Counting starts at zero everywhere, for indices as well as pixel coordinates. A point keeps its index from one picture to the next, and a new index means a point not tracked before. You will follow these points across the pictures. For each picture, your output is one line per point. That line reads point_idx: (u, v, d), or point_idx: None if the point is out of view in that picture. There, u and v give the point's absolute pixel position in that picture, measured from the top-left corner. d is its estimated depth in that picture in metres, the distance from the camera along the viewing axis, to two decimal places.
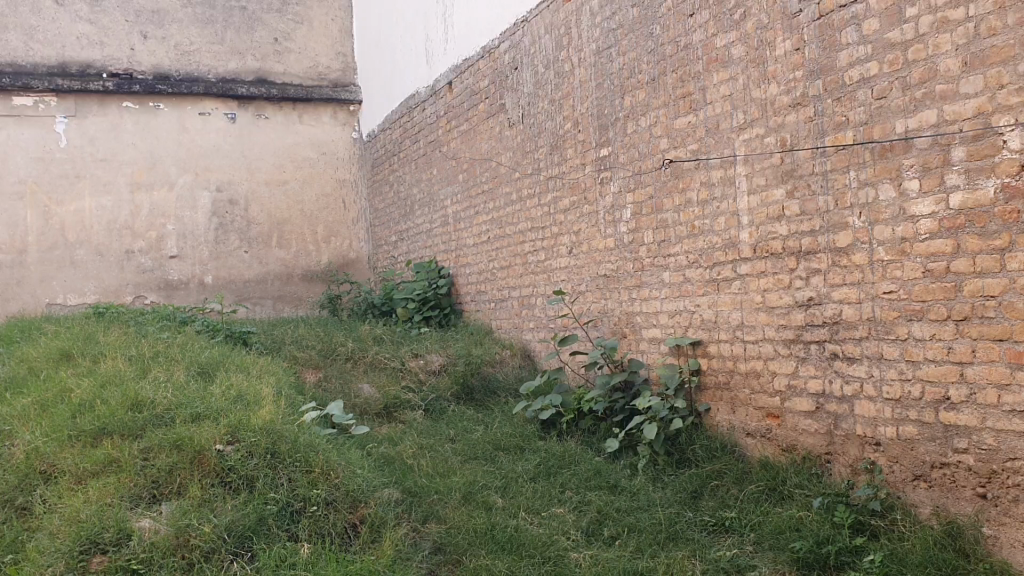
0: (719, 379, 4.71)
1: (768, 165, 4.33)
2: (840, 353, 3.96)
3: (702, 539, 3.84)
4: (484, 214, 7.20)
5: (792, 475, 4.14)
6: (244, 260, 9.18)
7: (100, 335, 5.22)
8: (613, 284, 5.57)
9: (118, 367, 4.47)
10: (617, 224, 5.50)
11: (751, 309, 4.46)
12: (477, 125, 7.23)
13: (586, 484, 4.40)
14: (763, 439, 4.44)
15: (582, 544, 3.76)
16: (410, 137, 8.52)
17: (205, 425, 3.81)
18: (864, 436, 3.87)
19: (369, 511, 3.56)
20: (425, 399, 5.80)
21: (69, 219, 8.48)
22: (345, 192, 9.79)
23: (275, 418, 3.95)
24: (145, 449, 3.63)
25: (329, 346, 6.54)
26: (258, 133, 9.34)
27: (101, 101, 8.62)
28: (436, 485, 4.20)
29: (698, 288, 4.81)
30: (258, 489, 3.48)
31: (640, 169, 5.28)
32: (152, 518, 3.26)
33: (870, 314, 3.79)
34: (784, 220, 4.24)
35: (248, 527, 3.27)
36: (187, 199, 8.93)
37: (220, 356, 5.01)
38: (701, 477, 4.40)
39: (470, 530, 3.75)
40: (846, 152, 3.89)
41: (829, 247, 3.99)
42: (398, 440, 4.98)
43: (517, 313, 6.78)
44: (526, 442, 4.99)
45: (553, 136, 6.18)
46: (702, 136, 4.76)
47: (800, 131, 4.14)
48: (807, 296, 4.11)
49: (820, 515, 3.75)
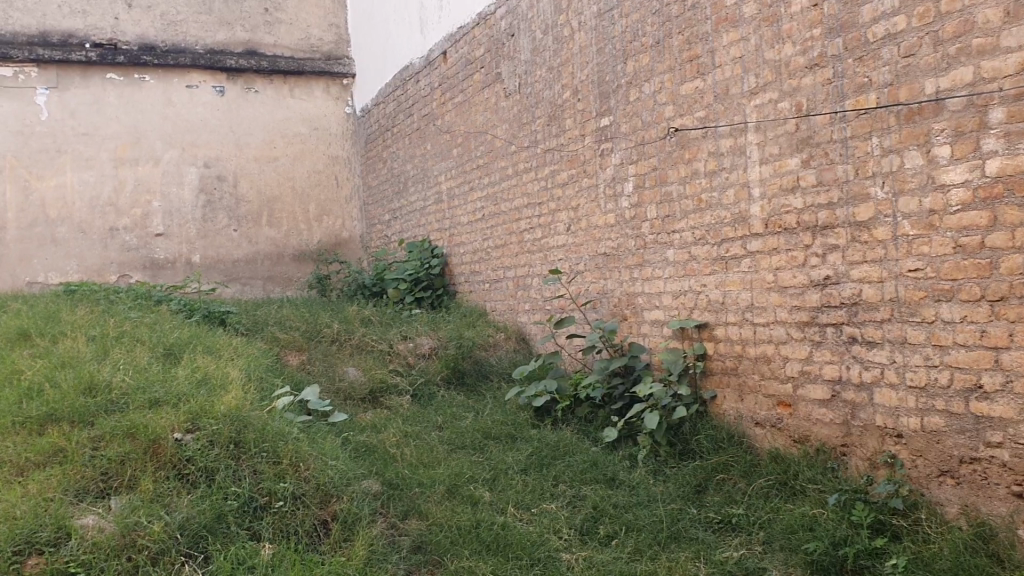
0: (726, 364, 4.38)
1: (782, 132, 3.99)
2: (859, 336, 3.63)
3: (707, 539, 3.52)
4: (479, 189, 6.86)
5: (805, 468, 3.82)
6: (233, 239, 8.84)
7: (64, 314, 4.89)
8: (614, 263, 5.23)
9: (76, 348, 4.15)
10: (619, 198, 5.16)
11: (762, 289, 4.12)
12: (473, 96, 6.88)
13: (581, 477, 4.07)
14: (774, 430, 4.12)
15: (575, 543, 3.43)
16: (404, 111, 8.17)
17: (164, 411, 3.49)
18: (885, 427, 3.54)
19: (340, 507, 3.25)
20: (413, 383, 5.46)
21: (50, 195, 8.14)
22: (337, 169, 9.43)
23: (242, 405, 3.63)
24: (96, 438, 3.32)
25: (313, 328, 6.21)
26: (248, 107, 8.98)
27: (84, 72, 8.28)
28: (419, 478, 3.88)
29: (704, 267, 4.48)
30: (218, 483, 3.16)
31: (643, 139, 4.93)
32: (97, 515, 2.94)
33: (893, 294, 3.46)
34: (799, 192, 3.90)
35: (204, 526, 2.95)
36: (173, 174, 8.59)
37: (191, 337, 4.69)
38: (705, 470, 4.07)
39: (453, 527, 3.43)
40: (868, 117, 3.54)
41: (849, 221, 3.65)
42: (381, 428, 4.66)
43: (513, 294, 6.45)
44: (518, 431, 4.67)
45: (551, 106, 5.83)
46: (710, 103, 4.42)
47: (817, 94, 3.80)
48: (823, 275, 3.78)
49: (836, 514, 3.43)
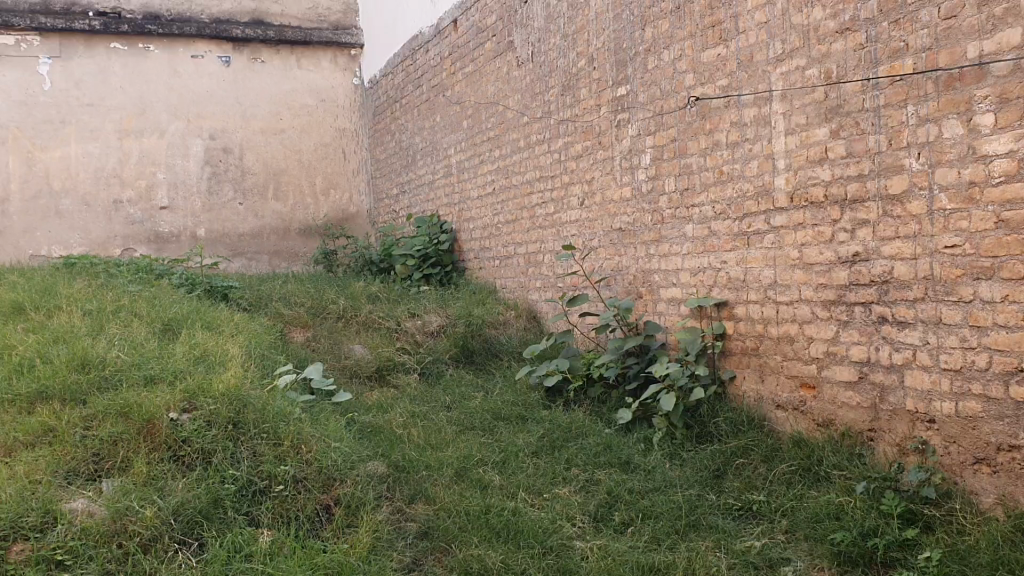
0: (746, 344, 4.20)
1: (810, 101, 3.79)
2: (889, 316, 3.45)
3: (727, 527, 3.36)
4: (489, 162, 6.67)
5: (830, 454, 3.65)
6: (239, 212, 8.67)
7: (61, 287, 4.75)
8: (629, 239, 5.05)
9: (72, 323, 4.00)
10: (635, 171, 4.97)
11: (786, 266, 3.94)
12: (484, 66, 6.67)
13: (594, 460, 3.91)
14: (796, 413, 3.95)
15: (590, 531, 3.27)
16: (413, 82, 7.96)
17: (160, 390, 3.33)
18: (916, 412, 3.37)
19: (343, 491, 3.10)
20: (421, 361, 5.30)
21: (53, 167, 7.98)
22: (345, 142, 9.22)
23: (242, 384, 3.47)
24: (88, 417, 3.17)
25: (319, 304, 6.05)
26: (254, 77, 8.78)
27: (88, 41, 8.09)
28: (426, 461, 3.73)
29: (724, 242, 4.29)
30: (215, 466, 3.01)
31: (662, 109, 4.73)
32: (88, 499, 2.79)
33: (927, 271, 3.27)
34: (827, 164, 3.71)
35: (199, 511, 2.80)
36: (178, 146, 8.41)
37: (190, 312, 4.53)
38: (724, 454, 3.90)
39: (462, 513, 3.27)
40: (903, 84, 3.34)
41: (880, 195, 3.46)
42: (388, 407, 4.50)
43: (524, 271, 6.27)
44: (528, 411, 4.51)
45: (566, 76, 5.63)
46: (733, 70, 4.22)
47: (848, 60, 3.59)
48: (852, 252, 3.59)
49: (865, 503, 3.25)
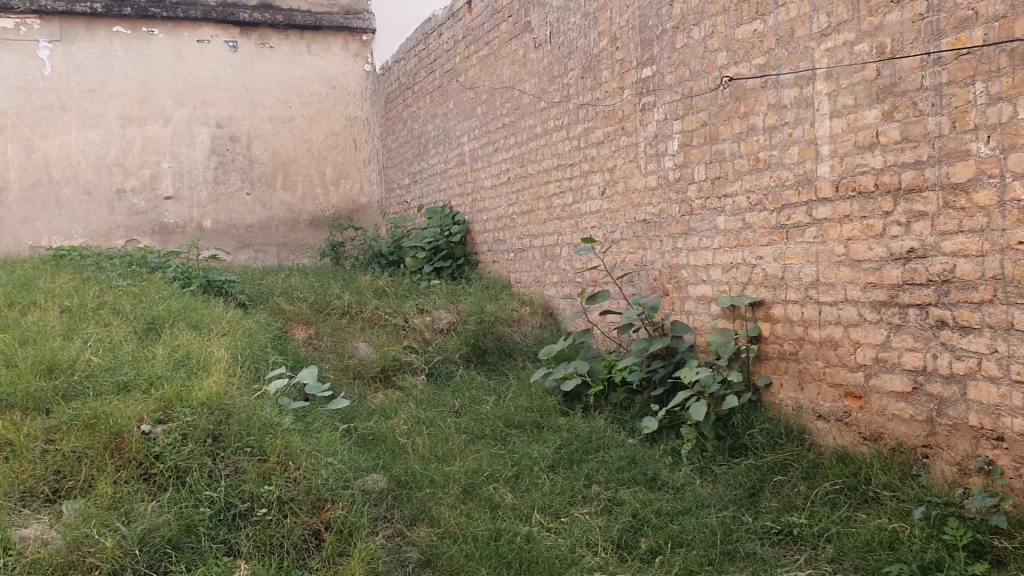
0: (783, 348, 3.83)
1: (859, 80, 3.40)
2: (949, 320, 3.07)
3: (766, 554, 2.99)
4: (504, 151, 6.31)
5: (879, 472, 3.28)
6: (246, 203, 8.35)
7: (41, 281, 4.43)
8: (654, 232, 4.68)
9: (47, 322, 3.68)
10: (661, 158, 4.59)
11: (830, 263, 3.56)
12: (499, 49, 6.31)
13: (617, 476, 3.55)
14: (840, 424, 3.57)
15: (614, 561, 2.91)
16: (425, 67, 7.59)
17: (133, 398, 3.01)
18: (981, 429, 2.99)
19: (336, 514, 2.75)
20: (429, 360, 4.95)
21: (53, 155, 7.68)
22: (355, 130, 8.87)
23: (225, 392, 3.14)
24: (51, 429, 2.85)
25: (323, 299, 5.72)
26: (262, 63, 8.42)
27: (90, 25, 7.76)
28: (429, 475, 3.39)
29: (760, 236, 3.92)
30: (189, 487, 2.67)
31: (691, 91, 4.35)
32: (43, 525, 2.46)
33: (996, 270, 2.89)
34: (878, 149, 3.33)
35: (168, 541, 2.46)
36: (183, 134, 8.08)
37: (179, 309, 4.20)
38: (759, 470, 3.53)
39: (469, 539, 2.93)
40: (971, 59, 2.95)
41: (940, 183, 3.08)
42: (392, 412, 4.16)
43: (540, 265, 5.91)
44: (544, 419, 4.15)
45: (586, 57, 5.25)
46: (771, 48, 3.84)
47: (904, 33, 3.20)
48: (906, 247, 3.21)
49: (923, 532, 2.88)
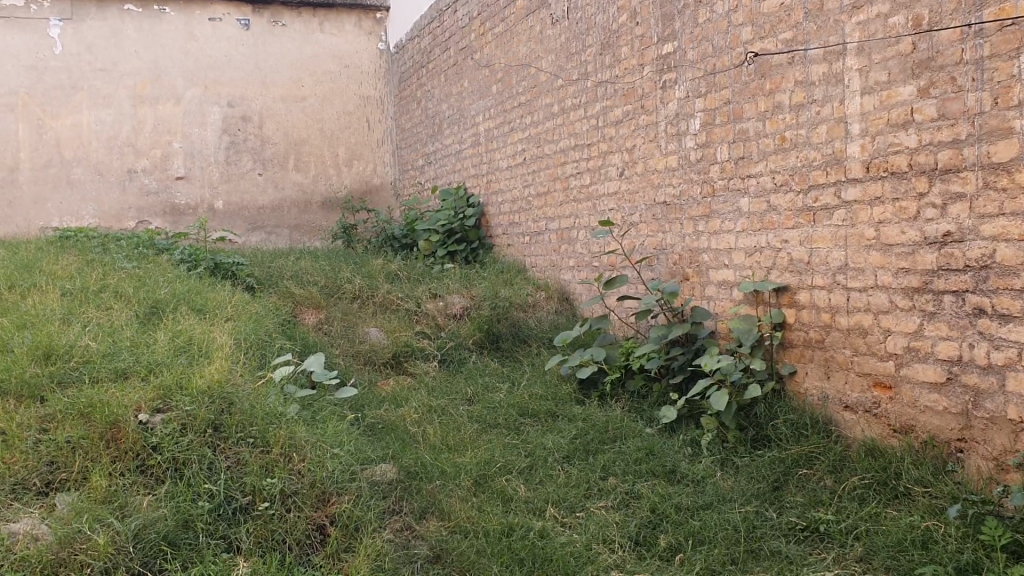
0: (809, 335, 3.67)
1: (893, 54, 3.23)
2: (988, 308, 2.90)
3: (791, 552, 2.85)
4: (520, 130, 6.15)
5: (910, 467, 3.12)
6: (258, 183, 8.23)
7: (44, 263, 4.33)
8: (674, 214, 4.52)
9: (48, 305, 3.57)
10: (682, 138, 4.43)
11: (859, 247, 3.39)
12: (515, 26, 6.14)
13: (634, 468, 3.42)
14: (868, 416, 3.42)
15: (632, 559, 2.78)
16: (440, 45, 7.43)
17: (130, 386, 2.90)
18: (1020, 422, 2.83)
19: (341, 508, 2.63)
20: (441, 347, 4.82)
21: (65, 135, 7.57)
22: (369, 110, 8.73)
23: (227, 380, 3.03)
24: (45, 418, 2.75)
25: (334, 282, 5.60)
26: (274, 41, 8.27)
27: (100, 3, 7.63)
28: (440, 466, 3.26)
29: (785, 219, 3.76)
30: (188, 480, 2.56)
31: (714, 67, 4.18)
32: (34, 519, 2.36)
33: None
34: (912, 127, 3.16)
35: (163, 537, 2.34)
36: (195, 114, 7.96)
37: (184, 293, 4.08)
38: (783, 463, 3.39)
39: (481, 534, 2.80)
40: (1015, 30, 2.78)
41: (980, 163, 2.91)
42: (403, 400, 4.04)
43: (556, 249, 5.77)
44: (559, 407, 4.01)
45: (604, 33, 5.09)
46: (799, 21, 3.66)
47: (943, 4, 3.03)
48: (942, 231, 3.05)
49: (959, 531, 2.74)
